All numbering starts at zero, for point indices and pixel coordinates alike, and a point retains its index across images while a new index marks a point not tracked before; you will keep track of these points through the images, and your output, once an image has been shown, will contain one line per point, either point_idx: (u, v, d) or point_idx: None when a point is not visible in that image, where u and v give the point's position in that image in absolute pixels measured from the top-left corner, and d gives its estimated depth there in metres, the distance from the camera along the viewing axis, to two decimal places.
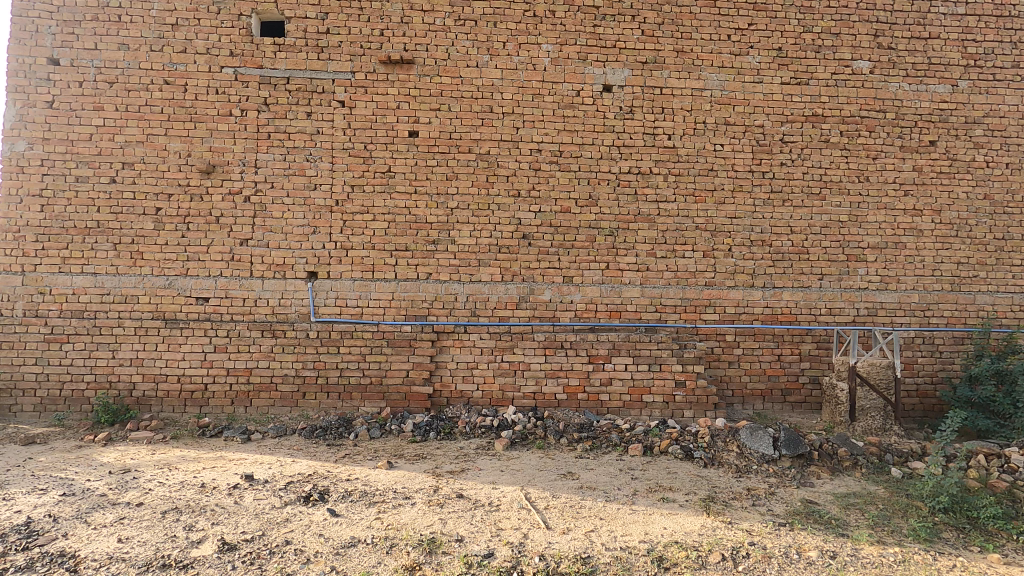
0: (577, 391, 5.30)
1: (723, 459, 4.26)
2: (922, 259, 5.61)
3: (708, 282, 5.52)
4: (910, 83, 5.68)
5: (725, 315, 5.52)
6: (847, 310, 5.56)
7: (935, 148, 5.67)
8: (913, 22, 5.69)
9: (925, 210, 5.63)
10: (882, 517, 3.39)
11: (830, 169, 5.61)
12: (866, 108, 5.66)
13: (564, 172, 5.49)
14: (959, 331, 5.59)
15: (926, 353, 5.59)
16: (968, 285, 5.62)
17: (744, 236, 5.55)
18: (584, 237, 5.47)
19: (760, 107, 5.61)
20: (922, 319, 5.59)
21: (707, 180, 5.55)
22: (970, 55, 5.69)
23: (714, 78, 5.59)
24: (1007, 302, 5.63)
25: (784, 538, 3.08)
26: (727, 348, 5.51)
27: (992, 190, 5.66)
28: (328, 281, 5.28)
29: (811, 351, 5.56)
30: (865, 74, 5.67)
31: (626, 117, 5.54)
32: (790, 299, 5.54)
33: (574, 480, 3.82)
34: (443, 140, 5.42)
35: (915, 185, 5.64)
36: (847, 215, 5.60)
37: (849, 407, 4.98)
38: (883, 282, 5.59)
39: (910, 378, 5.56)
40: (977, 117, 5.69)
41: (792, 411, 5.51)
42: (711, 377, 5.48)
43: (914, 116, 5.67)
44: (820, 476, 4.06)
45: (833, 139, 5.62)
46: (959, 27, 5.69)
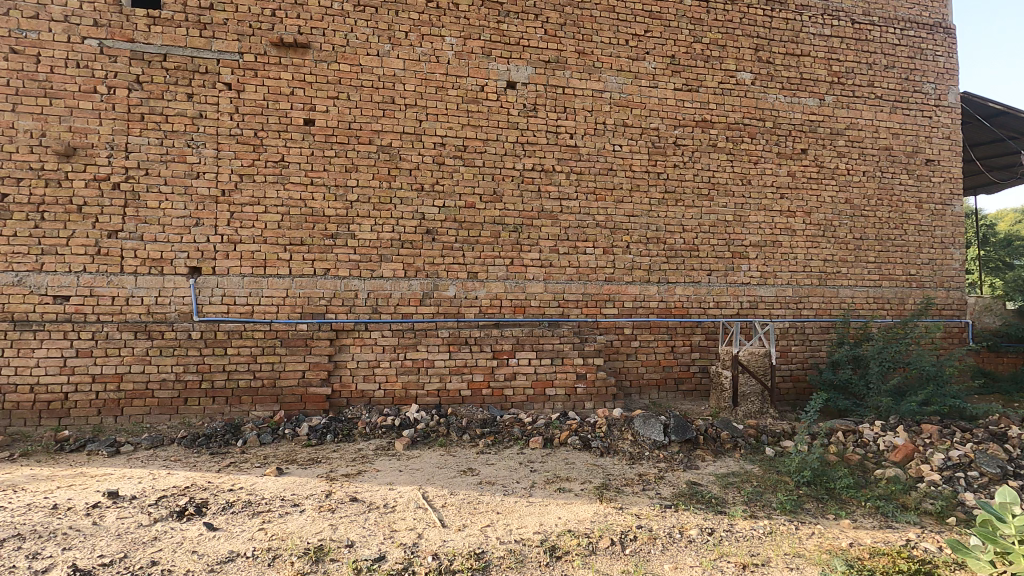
0: (482, 387, 5.29)
1: (618, 447, 4.44)
2: (796, 256, 6.16)
3: (607, 278, 5.72)
4: (785, 95, 6.21)
5: (623, 309, 5.74)
6: (732, 303, 5.99)
7: (806, 156, 6.23)
8: (788, 40, 6.23)
9: (797, 212, 6.18)
10: (755, 493, 3.68)
11: (717, 172, 6.00)
12: (748, 117, 6.11)
13: (468, 167, 5.45)
14: (825, 321, 6.19)
15: (798, 341, 6.15)
16: (832, 280, 6.25)
17: (641, 233, 5.80)
18: (488, 233, 5.47)
19: (655, 110, 5.89)
20: (795, 310, 6.14)
21: (606, 179, 5.75)
22: (834, 73, 6.33)
23: (613, 81, 5.79)
24: (864, 295, 6.31)
25: (668, 519, 3.26)
26: (625, 340, 5.75)
27: (852, 195, 6.33)
28: (213, 277, 4.90)
29: (700, 342, 5.93)
30: (747, 85, 6.12)
31: (530, 114, 5.60)
32: (682, 293, 5.88)
33: (474, 476, 3.81)
34: (341, 129, 5.19)
35: (789, 188, 6.18)
36: (731, 215, 6.02)
37: (731, 393, 5.36)
38: (763, 278, 6.07)
39: (785, 364, 6.10)
40: (840, 129, 6.33)
41: (684, 399, 5.84)
42: (610, 368, 5.68)
43: (789, 125, 6.21)
44: (705, 459, 4.34)
45: (720, 144, 6.02)
46: (826, 47, 6.31)
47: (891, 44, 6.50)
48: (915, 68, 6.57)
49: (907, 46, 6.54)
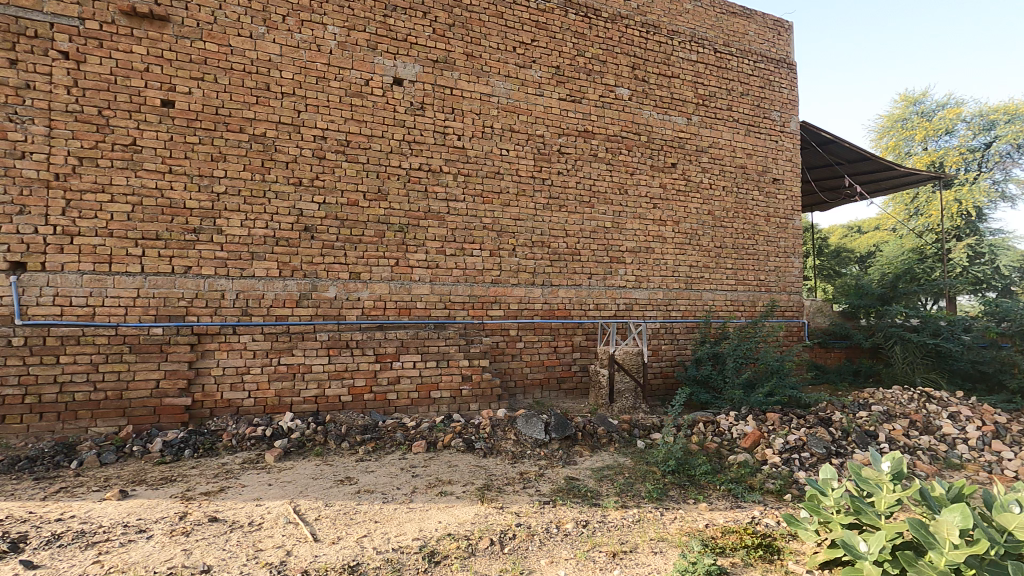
0: (363, 391, 5.07)
1: (501, 447, 4.51)
2: (666, 262, 6.67)
3: (493, 280, 5.78)
4: (658, 112, 6.70)
5: (508, 311, 5.84)
6: (610, 305, 6.34)
7: (675, 170, 6.77)
8: (660, 62, 6.73)
9: (667, 221, 6.69)
10: (626, 484, 3.92)
11: (598, 180, 6.32)
12: (626, 130, 6.51)
13: (351, 163, 5.23)
14: (690, 322, 6.76)
15: (667, 340, 6.65)
16: (696, 284, 6.84)
17: (526, 237, 5.94)
18: (372, 232, 5.29)
19: (540, 118, 6.07)
20: (665, 312, 6.64)
21: (493, 182, 5.81)
22: (699, 95, 6.95)
23: (501, 86, 5.88)
24: (723, 298, 6.99)
25: (546, 515, 3.36)
26: (510, 342, 5.85)
27: (713, 207, 6.98)
28: (42, 274, 4.23)
29: (581, 342, 6.20)
30: (625, 100, 6.51)
31: (417, 113, 5.51)
32: (564, 296, 6.11)
33: (351, 485, 3.65)
34: (207, 114, 4.74)
35: (661, 199, 6.67)
36: (610, 222, 6.37)
37: (608, 390, 5.67)
38: (637, 281, 6.49)
39: (656, 362, 6.57)
40: (704, 147, 6.96)
41: (566, 397, 6.07)
42: (496, 370, 5.75)
43: (661, 140, 6.70)
44: (583, 454, 4.55)
45: (600, 155, 6.35)
46: (692, 72, 6.92)
47: (745, 74, 7.28)
48: (765, 97, 7.42)
49: (758, 77, 7.36)
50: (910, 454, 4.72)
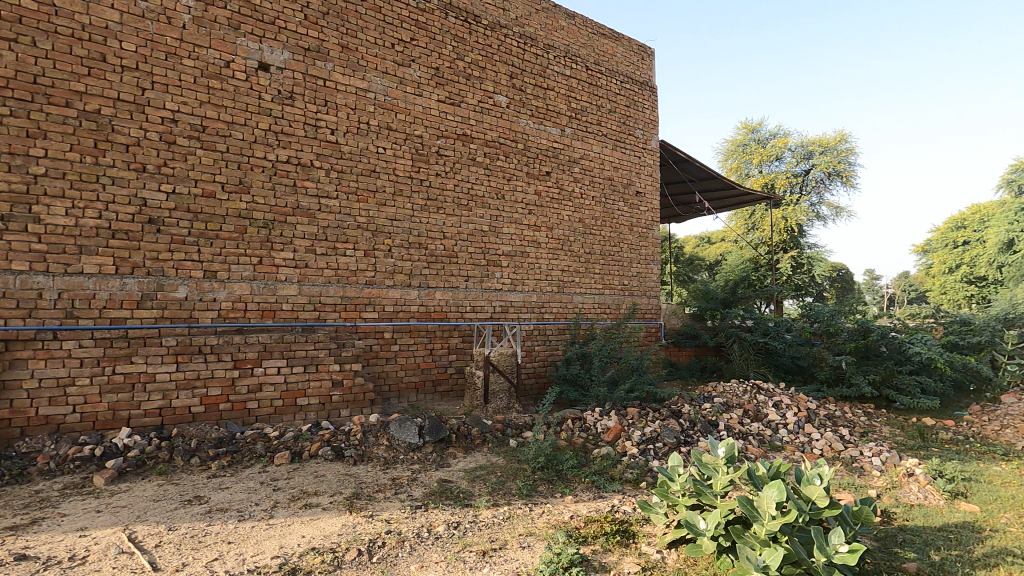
0: (219, 401, 4.63)
1: (373, 454, 4.40)
2: (540, 266, 6.94)
3: (368, 281, 5.60)
4: (534, 122, 6.96)
5: (383, 313, 5.69)
6: (486, 308, 6.44)
7: (550, 178, 7.08)
8: (537, 73, 7.01)
9: (542, 227, 6.97)
10: (498, 483, 4.03)
11: (476, 184, 6.40)
12: (503, 137, 6.67)
13: (207, 151, 4.77)
14: (562, 324, 7.09)
15: (540, 342, 6.91)
16: (568, 288, 7.20)
17: (403, 238, 5.84)
18: (232, 228, 4.87)
19: (419, 118, 6.00)
20: (538, 314, 6.90)
21: (369, 181, 5.64)
22: (572, 109, 7.35)
23: (378, 82, 5.73)
24: (592, 301, 7.43)
25: (418, 520, 3.33)
26: (385, 345, 5.70)
27: (584, 216, 7.41)
28: None
29: (458, 345, 6.23)
30: (503, 108, 6.68)
31: (285, 102, 5.17)
32: (441, 298, 6.09)
33: (201, 505, 3.33)
34: (21, 81, 4.04)
35: (536, 206, 6.93)
36: (487, 225, 6.48)
37: (483, 391, 5.71)
38: (513, 284, 6.68)
39: (529, 363, 6.80)
40: (576, 158, 7.36)
41: (441, 399, 6.06)
42: (369, 374, 5.58)
43: (536, 149, 6.96)
44: (456, 456, 4.60)
45: (478, 159, 6.44)
46: (566, 86, 7.30)
47: (613, 93, 7.83)
48: (630, 115, 8.03)
49: (624, 96, 7.96)
50: (743, 440, 5.39)
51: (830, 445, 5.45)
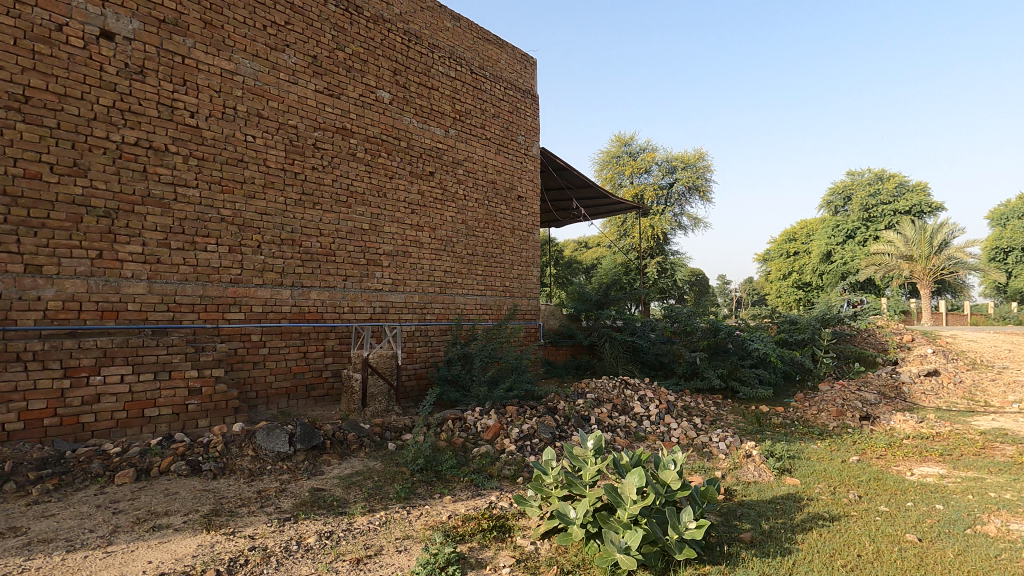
0: (42, 416, 3.96)
1: (236, 466, 4.08)
2: (422, 267, 6.88)
3: (233, 279, 5.17)
4: (418, 121, 6.89)
5: (250, 314, 5.29)
6: (365, 308, 6.25)
7: (433, 178, 7.04)
8: (421, 72, 6.95)
9: (424, 227, 6.91)
10: (374, 488, 3.94)
11: (356, 180, 6.18)
12: (385, 133, 6.52)
13: (31, 125, 4.10)
14: (443, 325, 7.09)
15: (422, 343, 6.85)
16: (450, 289, 7.22)
17: (274, 234, 5.47)
18: (63, 216, 4.24)
19: (293, 107, 5.67)
20: (420, 315, 6.83)
21: (235, 171, 5.21)
22: (456, 111, 7.38)
23: (247, 65, 5.32)
24: (473, 302, 7.52)
25: (286, 532, 3.15)
26: (252, 348, 5.30)
27: (467, 217, 7.47)
28: None
29: (334, 347, 5.97)
30: (385, 104, 6.53)
31: (134, 77, 4.61)
32: (317, 298, 5.80)
33: (18, 537, 2.86)
34: None
35: (419, 205, 6.86)
36: (368, 224, 6.29)
37: (361, 394, 5.55)
38: (394, 285, 6.54)
39: (410, 364, 6.71)
40: (460, 159, 7.41)
41: (315, 405, 5.76)
42: (233, 380, 5.15)
43: (420, 148, 6.89)
44: (330, 463, 4.42)
45: (359, 155, 6.22)
46: (450, 87, 7.32)
47: (497, 98, 7.99)
48: (512, 121, 8.25)
49: (507, 103, 8.16)
50: (612, 432, 5.78)
51: (685, 434, 6.03)
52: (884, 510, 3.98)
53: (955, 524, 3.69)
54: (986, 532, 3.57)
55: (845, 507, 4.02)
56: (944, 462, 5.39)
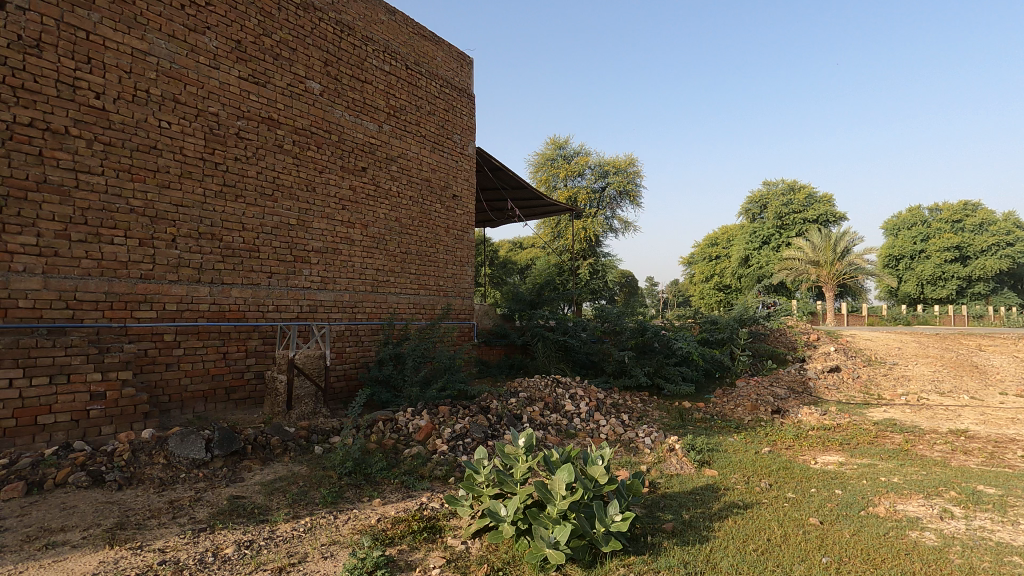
0: None
1: (145, 475, 3.81)
2: (353, 264, 6.69)
3: (143, 275, 4.81)
4: (350, 114, 6.70)
5: (163, 312, 4.94)
6: (292, 307, 5.99)
7: (365, 174, 6.87)
8: (354, 64, 6.76)
9: (356, 224, 6.73)
10: (299, 494, 3.80)
11: (282, 173, 5.92)
12: (315, 126, 6.28)
13: None
14: (375, 324, 6.93)
15: (352, 343, 6.66)
16: (382, 287, 7.07)
17: (191, 227, 5.14)
18: None
19: (214, 93, 5.35)
20: (350, 314, 6.64)
21: (147, 158, 4.85)
22: (390, 106, 7.25)
23: (163, 46, 4.97)
24: (406, 301, 7.40)
25: (201, 544, 2.97)
26: (165, 349, 4.95)
27: (400, 215, 7.35)
28: None
29: (257, 347, 5.69)
30: (315, 95, 6.30)
31: (29, 51, 4.19)
32: (238, 296, 5.51)
33: None
34: None
35: (350, 201, 6.66)
36: (295, 219, 6.04)
37: (285, 397, 5.34)
38: (323, 283, 6.32)
39: (339, 365, 6.50)
40: (393, 156, 7.27)
41: (236, 408, 5.46)
42: (143, 383, 4.79)
43: (352, 142, 6.70)
44: (252, 469, 4.21)
45: (286, 146, 5.96)
46: (385, 82, 7.17)
47: (432, 95, 7.91)
48: (448, 119, 8.20)
49: (443, 100, 8.09)
50: (543, 430, 5.87)
51: (613, 430, 6.23)
52: (791, 497, 4.28)
53: (852, 507, 4.03)
54: (877, 513, 3.93)
55: (758, 495, 4.29)
56: (843, 451, 5.88)
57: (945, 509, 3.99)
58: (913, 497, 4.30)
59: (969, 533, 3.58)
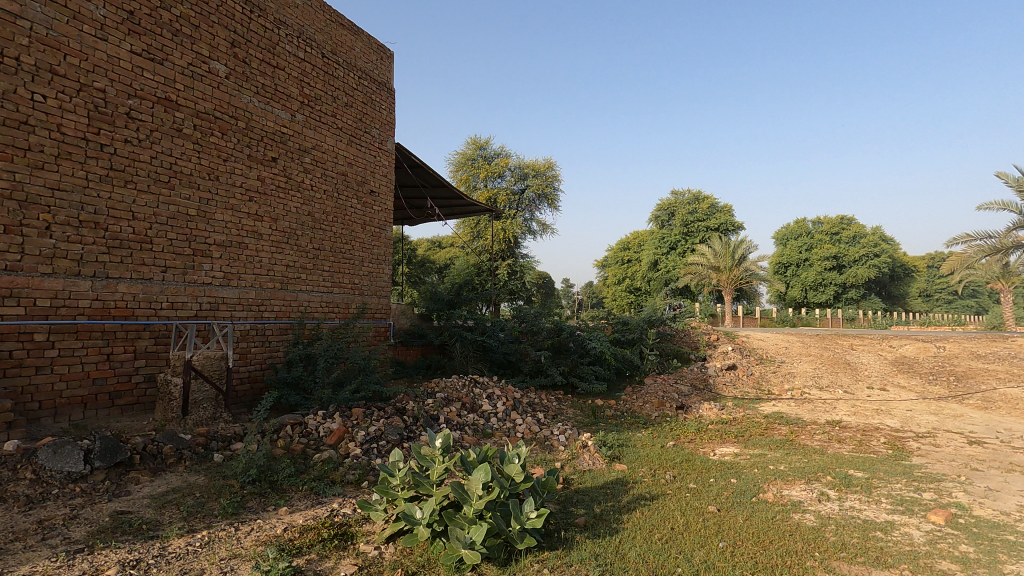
0: None
1: (8, 493, 3.36)
2: (260, 260, 6.31)
3: (9, 266, 4.25)
4: (259, 100, 6.31)
5: (33, 309, 4.40)
6: (190, 304, 5.54)
7: (276, 164, 6.50)
8: (264, 48, 6.38)
9: (264, 217, 6.35)
10: (195, 506, 3.52)
11: (181, 160, 5.47)
12: (219, 110, 5.86)
13: None
14: (283, 323, 6.57)
15: (257, 343, 6.28)
16: (293, 285, 6.72)
17: (70, 214, 4.62)
18: None
19: (101, 67, 4.84)
20: (256, 313, 6.25)
21: (16, 135, 4.29)
22: (304, 95, 6.92)
23: (38, 9, 4.42)
24: (318, 299, 7.09)
25: (77, 566, 2.67)
26: (36, 350, 4.40)
27: (313, 209, 7.03)
28: None
29: (148, 348, 5.20)
30: (220, 77, 5.88)
31: None
32: (126, 291, 5.01)
33: None
34: None
35: (258, 193, 6.28)
36: (195, 209, 5.60)
37: (181, 402, 4.91)
38: (225, 278, 5.90)
39: (243, 366, 6.10)
40: (307, 147, 6.94)
41: (121, 415, 4.96)
42: (7, 388, 4.23)
43: (261, 130, 6.32)
44: (140, 481, 3.85)
45: (185, 131, 5.51)
46: (298, 69, 6.84)
47: (349, 86, 7.63)
48: (367, 113, 7.96)
49: (361, 92, 7.83)
50: (460, 430, 5.85)
51: (529, 428, 6.33)
52: (693, 487, 4.57)
53: (745, 494, 4.37)
54: (767, 498, 4.29)
55: (663, 487, 4.54)
56: (738, 442, 6.36)
57: (822, 492, 4.43)
58: (796, 482, 4.73)
59: (842, 512, 4.00)
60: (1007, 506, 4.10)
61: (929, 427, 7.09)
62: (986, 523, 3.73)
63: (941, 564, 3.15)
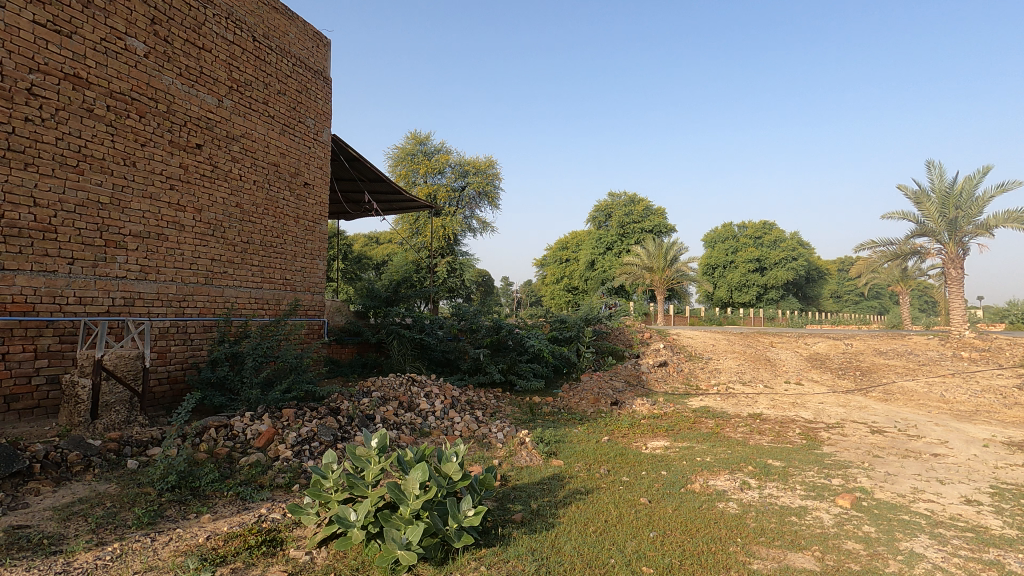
0: None
1: None
2: (181, 253, 5.92)
3: None
4: (182, 83, 5.92)
5: None
6: (101, 300, 5.12)
7: (201, 152, 6.13)
8: (188, 27, 6.00)
9: (187, 207, 5.97)
10: (106, 516, 3.27)
11: (92, 143, 5.04)
12: (137, 91, 5.45)
13: None
14: (207, 321, 6.20)
15: (178, 341, 5.90)
16: (218, 280, 6.37)
17: None
18: None
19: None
20: (177, 309, 5.87)
21: None
22: (233, 79, 6.56)
23: None
24: (247, 295, 6.74)
25: None
26: None
27: (242, 200, 6.69)
28: None
29: (50, 347, 4.77)
30: (138, 56, 5.46)
31: None
32: (26, 285, 4.57)
33: None
34: None
35: (180, 181, 5.90)
36: (108, 197, 5.18)
37: (90, 405, 4.53)
38: (142, 272, 5.50)
39: (161, 366, 5.72)
40: (235, 134, 6.59)
41: (19, 421, 4.52)
42: None
43: (183, 115, 5.93)
44: (40, 491, 3.53)
45: (97, 112, 5.08)
46: (227, 52, 6.48)
47: (283, 74, 7.32)
48: (301, 101, 7.66)
49: (295, 81, 7.53)
50: (397, 429, 5.74)
51: (467, 426, 6.32)
52: (626, 480, 4.73)
53: (674, 485, 4.57)
54: (694, 488, 4.50)
55: (598, 481, 4.67)
56: (667, 436, 6.63)
57: (744, 481, 4.70)
58: (721, 473, 4.99)
59: (761, 499, 4.26)
60: (903, 488, 4.51)
61: (837, 418, 7.67)
62: (885, 505, 4.09)
63: (847, 544, 3.42)
